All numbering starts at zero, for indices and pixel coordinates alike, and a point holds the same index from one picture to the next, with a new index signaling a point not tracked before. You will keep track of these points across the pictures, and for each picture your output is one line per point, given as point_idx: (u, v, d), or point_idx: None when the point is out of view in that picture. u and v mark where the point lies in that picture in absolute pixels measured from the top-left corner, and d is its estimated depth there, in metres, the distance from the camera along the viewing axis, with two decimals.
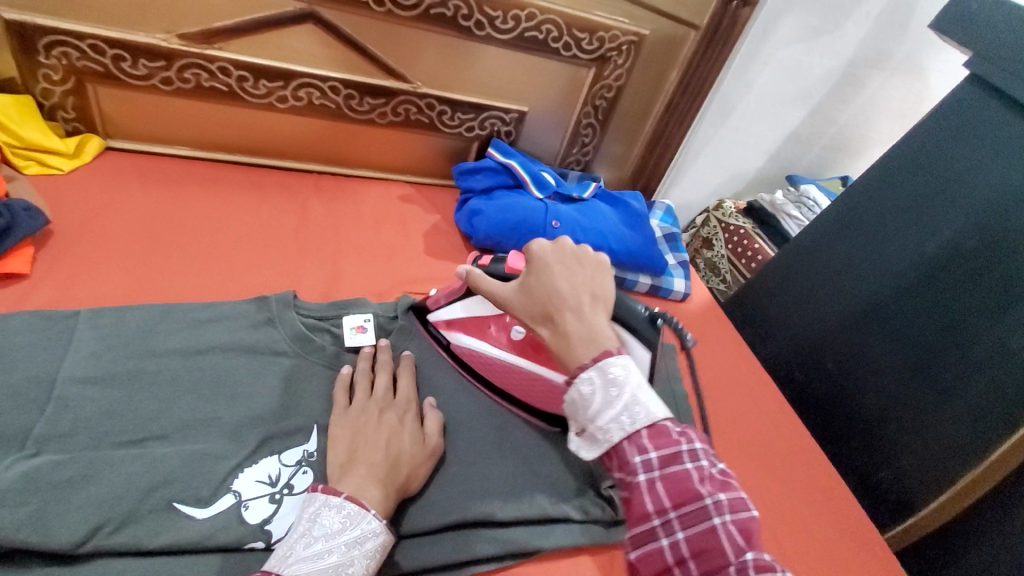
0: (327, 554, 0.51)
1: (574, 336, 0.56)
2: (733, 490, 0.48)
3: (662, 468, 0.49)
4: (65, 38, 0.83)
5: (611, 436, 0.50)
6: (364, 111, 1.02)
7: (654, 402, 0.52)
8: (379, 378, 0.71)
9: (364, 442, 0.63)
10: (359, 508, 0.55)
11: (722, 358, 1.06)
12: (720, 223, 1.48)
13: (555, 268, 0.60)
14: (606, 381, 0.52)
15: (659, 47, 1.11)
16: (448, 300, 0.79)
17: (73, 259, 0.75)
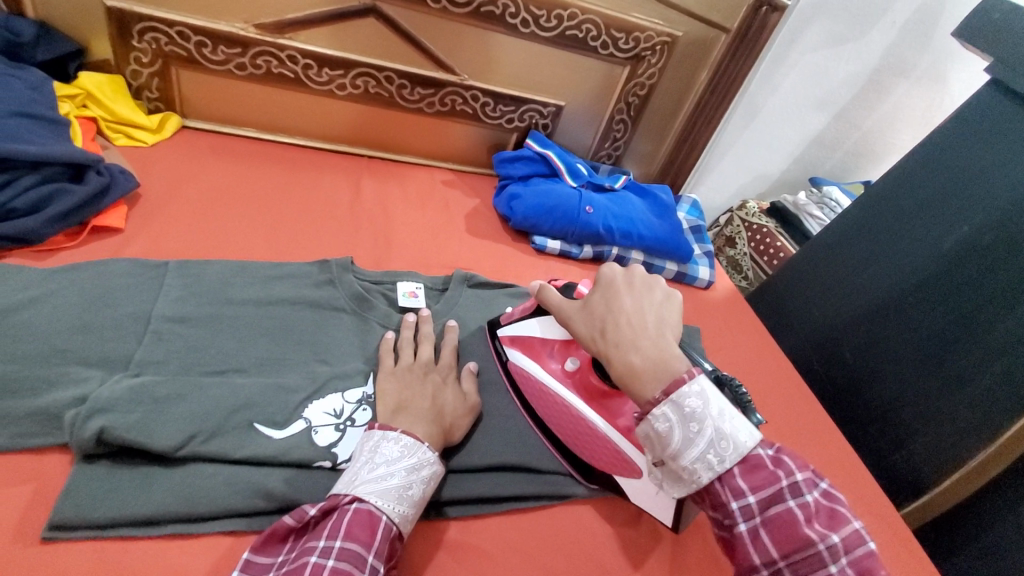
0: (390, 477, 0.57)
1: (639, 361, 0.56)
2: (842, 526, 0.49)
3: (762, 512, 0.50)
4: (156, 24, 0.92)
5: (700, 475, 0.51)
6: (414, 101, 1.10)
7: (737, 430, 0.52)
8: (423, 347, 0.76)
9: (412, 393, 0.68)
10: (415, 440, 0.60)
11: (744, 344, 1.11)
12: (743, 222, 1.52)
13: (622, 291, 0.61)
14: (683, 417, 0.52)
15: (691, 49, 1.18)
16: (518, 318, 0.78)
17: (159, 218, 0.84)
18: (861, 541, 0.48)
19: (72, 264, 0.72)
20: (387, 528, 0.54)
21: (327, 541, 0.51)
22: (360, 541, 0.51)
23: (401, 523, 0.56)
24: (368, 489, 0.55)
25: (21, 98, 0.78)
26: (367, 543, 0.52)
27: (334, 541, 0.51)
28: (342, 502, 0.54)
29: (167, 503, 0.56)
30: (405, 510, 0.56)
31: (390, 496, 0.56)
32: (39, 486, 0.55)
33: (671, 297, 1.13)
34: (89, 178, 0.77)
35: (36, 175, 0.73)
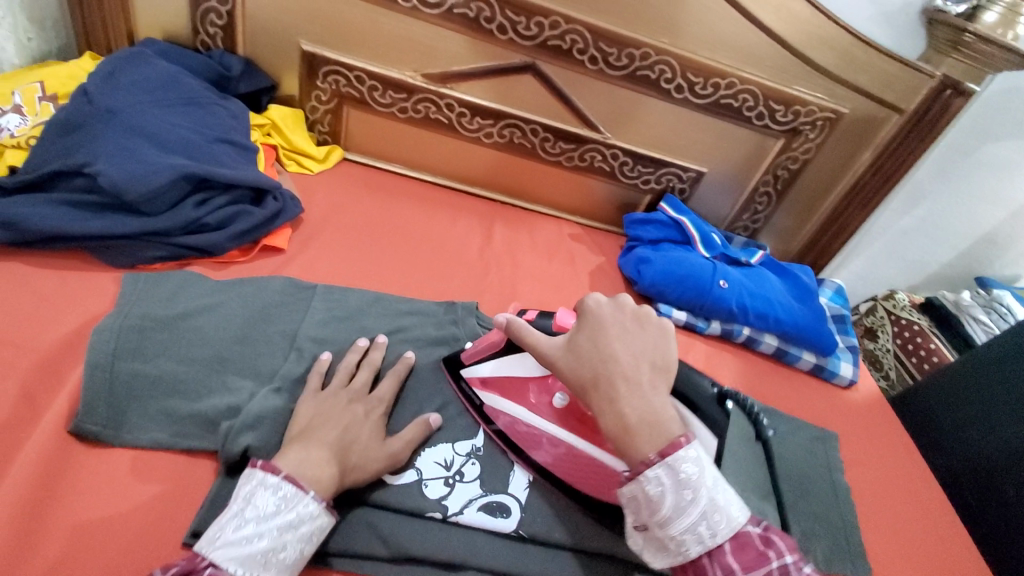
0: (257, 538, 0.50)
1: (632, 419, 0.52)
2: None
3: None
4: (339, 69, 1.02)
5: (690, 548, 0.49)
6: (555, 154, 1.12)
7: (729, 504, 0.50)
8: (360, 372, 0.70)
9: (324, 422, 0.62)
10: (297, 491, 0.53)
11: (889, 459, 0.97)
12: (889, 315, 1.37)
13: (610, 329, 0.58)
14: (677, 482, 0.49)
15: (855, 127, 1.09)
16: (483, 355, 0.72)
17: (315, 242, 0.91)
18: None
19: (240, 277, 0.79)
20: None
21: None
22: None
23: None
24: (226, 555, 0.48)
25: (225, 126, 0.88)
26: None
27: None
28: (199, 566, 0.47)
29: None
30: None
31: (254, 562, 0.49)
32: (186, 486, 0.59)
33: (803, 390, 1.02)
34: (266, 203, 0.84)
35: (227, 195, 0.81)
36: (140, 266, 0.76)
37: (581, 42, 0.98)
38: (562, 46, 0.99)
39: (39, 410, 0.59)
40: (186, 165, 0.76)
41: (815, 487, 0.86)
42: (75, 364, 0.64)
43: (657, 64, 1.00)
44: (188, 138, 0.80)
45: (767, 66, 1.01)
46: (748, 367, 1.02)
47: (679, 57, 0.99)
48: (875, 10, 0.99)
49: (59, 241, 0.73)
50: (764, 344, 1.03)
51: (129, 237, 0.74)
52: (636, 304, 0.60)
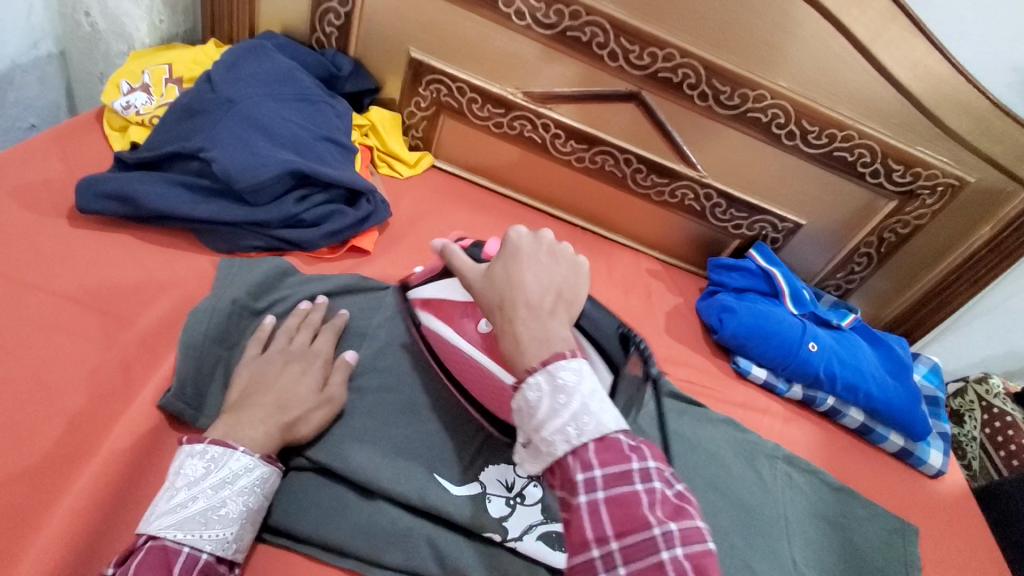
0: (190, 501, 0.52)
1: (524, 338, 0.50)
2: (685, 520, 0.44)
3: (607, 488, 0.44)
4: (442, 78, 1.03)
5: (555, 450, 0.46)
6: (646, 186, 1.09)
7: (603, 411, 0.47)
8: (300, 335, 0.69)
9: (257, 387, 0.62)
10: (222, 449, 0.55)
11: (977, 566, 0.88)
12: (980, 400, 1.25)
13: (527, 260, 0.54)
14: (553, 387, 0.47)
15: (979, 198, 1.00)
16: (431, 276, 0.71)
17: (399, 248, 0.91)
18: (702, 540, 0.43)
19: (326, 276, 0.80)
20: (191, 560, 0.51)
21: None
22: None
23: (217, 548, 0.52)
24: (161, 523, 0.51)
25: (330, 125, 0.89)
26: None
27: None
28: (138, 542, 0.50)
29: (353, 536, 0.61)
30: (218, 532, 0.53)
31: (192, 524, 0.52)
32: None
33: (885, 473, 0.94)
34: (360, 205, 0.84)
35: (326, 194, 0.82)
36: (237, 253, 0.78)
37: (693, 77, 0.95)
38: (672, 79, 0.96)
39: (135, 386, 0.61)
40: (293, 161, 0.77)
41: None
42: (170, 342, 0.66)
43: (770, 108, 0.95)
44: (297, 134, 0.82)
45: (890, 123, 0.94)
46: (825, 437, 0.95)
47: (797, 103, 0.94)
48: (1020, 78, 0.91)
49: (168, 220, 0.75)
50: (848, 418, 0.96)
51: (232, 224, 0.76)
52: (558, 240, 0.56)
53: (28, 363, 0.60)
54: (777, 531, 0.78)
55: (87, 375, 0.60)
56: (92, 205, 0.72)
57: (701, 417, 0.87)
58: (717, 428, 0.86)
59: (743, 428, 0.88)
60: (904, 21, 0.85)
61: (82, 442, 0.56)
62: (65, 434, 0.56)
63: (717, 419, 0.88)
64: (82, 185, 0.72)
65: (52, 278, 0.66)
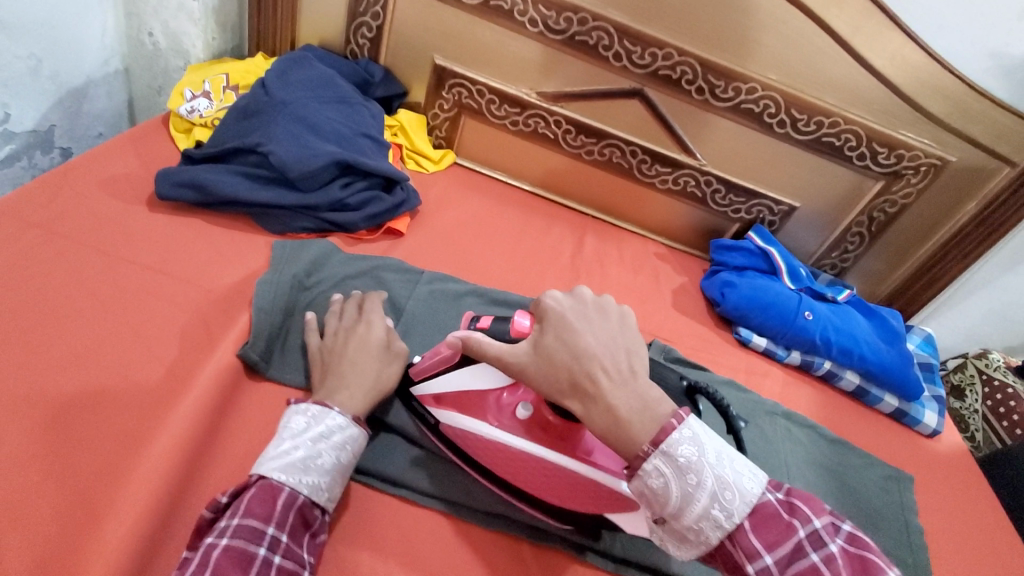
0: (295, 450, 0.59)
1: (621, 412, 0.49)
2: (869, 571, 0.45)
3: (785, 570, 0.46)
4: (463, 82, 1.14)
5: (709, 534, 0.48)
6: (650, 175, 1.19)
7: (736, 474, 0.49)
8: (348, 314, 0.76)
9: (333, 365, 0.69)
10: (322, 408, 0.63)
11: (972, 512, 0.94)
12: (980, 373, 1.31)
13: (579, 327, 0.53)
14: (679, 470, 0.48)
15: (961, 177, 1.08)
16: (433, 372, 0.70)
17: (429, 232, 1.02)
18: (884, 573, 0.44)
19: (367, 254, 0.91)
20: (292, 498, 0.57)
21: (226, 521, 0.54)
22: (258, 515, 0.54)
23: (313, 493, 0.58)
24: (271, 466, 0.58)
25: (366, 123, 1.00)
26: (265, 516, 0.55)
27: (233, 518, 0.54)
28: (250, 481, 0.58)
29: (402, 470, 0.70)
30: (315, 479, 0.59)
31: (294, 469, 0.58)
32: None
33: (883, 432, 1.01)
34: (394, 192, 0.95)
35: (365, 182, 0.92)
36: (290, 234, 0.89)
37: (690, 73, 1.05)
38: (672, 76, 1.06)
39: (216, 340, 0.72)
40: (338, 153, 0.88)
41: (890, 526, 0.86)
42: (240, 305, 0.76)
43: (762, 99, 1.05)
44: (340, 131, 0.94)
45: (873, 109, 1.03)
46: (825, 400, 1.03)
47: (786, 94, 1.04)
48: (994, 63, 1.00)
49: (231, 205, 0.87)
50: (844, 381, 1.04)
51: (286, 208, 0.87)
52: (597, 295, 0.55)
53: (128, 321, 0.70)
54: (778, 475, 0.86)
55: (177, 331, 0.71)
56: (170, 193, 0.84)
57: (704, 381, 0.95)
58: (720, 389, 0.94)
59: (744, 389, 0.96)
60: (879, 16, 0.95)
61: (176, 384, 0.67)
62: (164, 376, 0.67)
63: (720, 382, 0.96)
64: (162, 177, 0.85)
65: (142, 254, 0.78)
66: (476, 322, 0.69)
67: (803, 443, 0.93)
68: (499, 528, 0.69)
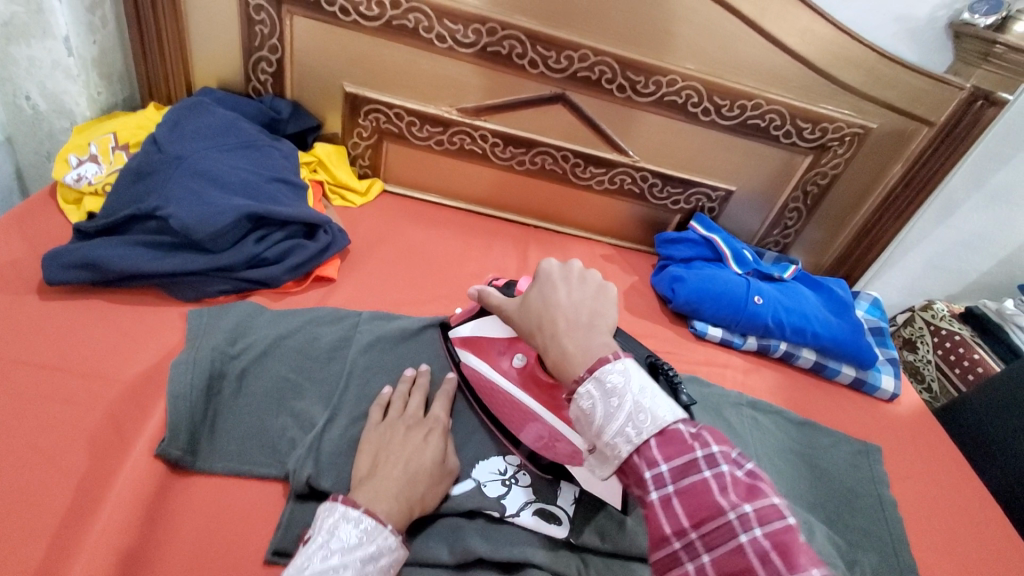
0: (343, 568, 0.51)
1: (571, 350, 0.50)
2: (761, 499, 0.41)
3: (677, 481, 0.42)
4: (380, 107, 1.09)
5: (620, 450, 0.44)
6: (586, 178, 1.16)
7: (656, 404, 0.45)
8: (413, 398, 0.72)
9: (387, 456, 0.63)
10: (377, 523, 0.55)
11: (943, 473, 0.95)
12: (928, 325, 1.34)
13: (558, 284, 0.54)
14: (604, 392, 0.46)
15: (884, 141, 1.10)
16: (465, 319, 0.77)
17: (362, 271, 0.96)
18: (783, 519, 0.40)
19: (295, 308, 0.84)
20: None
21: None
22: None
23: None
24: None
25: (278, 167, 0.95)
26: None
27: None
28: None
29: None
30: None
31: None
32: (257, 513, 0.63)
33: (845, 404, 1.02)
34: (318, 236, 0.89)
35: (283, 231, 0.87)
36: (207, 299, 0.82)
37: (609, 72, 1.02)
38: (591, 77, 1.03)
39: (132, 437, 0.65)
40: (248, 205, 0.82)
41: (864, 502, 0.86)
42: (156, 392, 0.69)
43: (683, 90, 1.04)
44: (247, 179, 0.87)
45: (792, 87, 1.03)
46: (786, 382, 1.03)
47: (706, 82, 1.03)
48: (901, 27, 1.01)
49: (136, 279, 0.79)
50: (802, 358, 1.04)
51: (198, 273, 0.81)
52: (588, 267, 0.56)
53: (26, 433, 0.63)
54: None
55: (84, 433, 0.64)
56: (62, 276, 0.76)
57: None
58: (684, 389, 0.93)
59: (707, 384, 0.95)
60: None
61: (89, 498, 0.59)
62: (74, 492, 0.60)
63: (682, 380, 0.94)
64: (49, 259, 0.76)
65: (39, 353, 0.70)
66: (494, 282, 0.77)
67: (770, 430, 0.92)
68: None
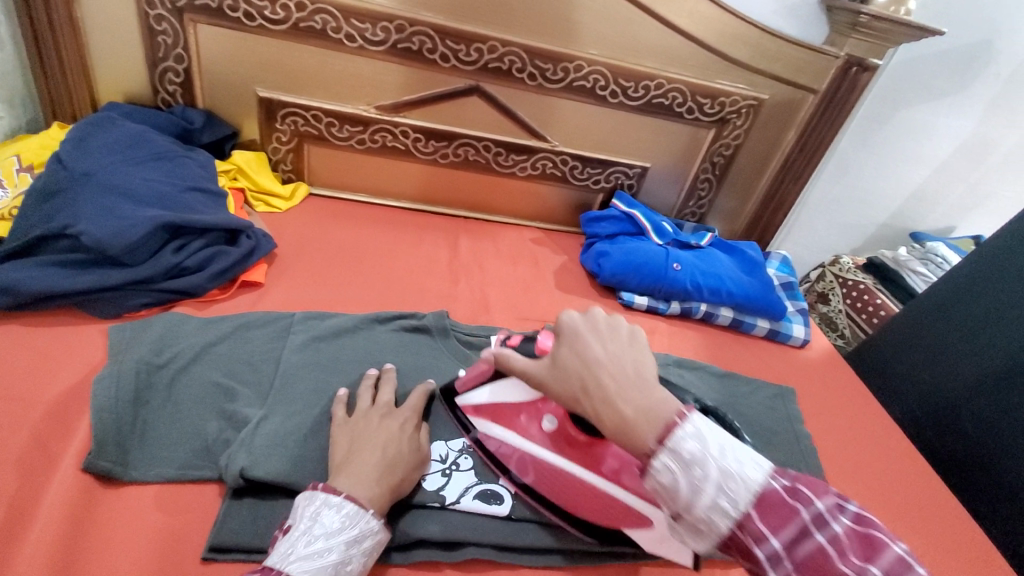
0: (328, 552, 0.53)
1: (629, 413, 0.48)
2: (881, 555, 0.40)
3: (792, 555, 0.41)
4: (296, 110, 1.09)
5: (718, 526, 0.43)
6: (508, 166, 1.20)
7: (741, 465, 0.44)
8: (380, 393, 0.74)
9: (362, 445, 0.65)
10: (358, 507, 0.57)
11: (851, 407, 1.05)
12: (837, 278, 1.46)
13: (590, 338, 0.53)
14: (682, 463, 0.44)
15: (777, 111, 1.19)
16: (474, 384, 0.72)
17: (291, 274, 0.96)
18: (908, 568, 0.40)
19: (222, 315, 0.84)
20: None
21: None
22: None
23: None
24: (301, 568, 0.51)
25: (194, 176, 0.94)
26: None
27: None
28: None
29: None
30: None
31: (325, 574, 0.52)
32: (196, 517, 0.63)
33: (763, 355, 1.11)
34: (240, 242, 0.90)
35: (203, 239, 0.87)
36: (128, 314, 0.81)
37: (518, 62, 1.07)
38: (502, 67, 1.07)
39: (54, 457, 0.64)
40: (162, 216, 0.82)
41: (782, 440, 0.94)
42: (79, 410, 0.68)
43: (590, 74, 1.10)
44: (161, 190, 0.87)
45: (689, 66, 1.11)
46: (709, 340, 1.10)
47: (610, 66, 1.09)
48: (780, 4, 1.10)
49: (50, 300, 0.77)
50: (721, 317, 1.12)
51: (116, 287, 0.80)
52: (613, 316, 0.55)
53: None
54: None
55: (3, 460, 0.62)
56: None
57: None
58: None
59: None
60: None
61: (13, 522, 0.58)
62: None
63: None
64: None
65: None
66: (506, 339, 0.72)
67: (695, 385, 0.98)
68: (416, 556, 0.65)
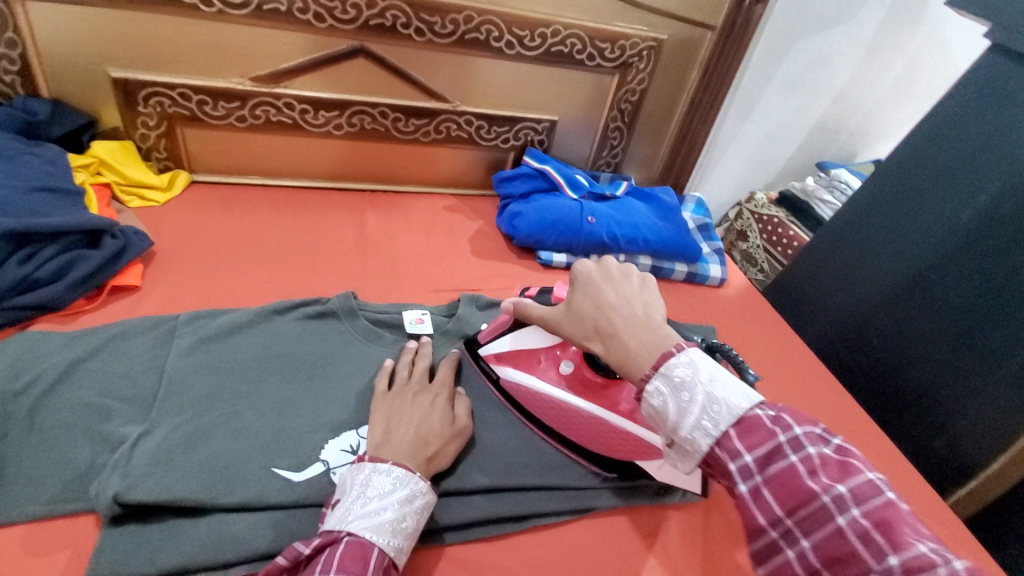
0: (384, 510, 0.55)
1: (632, 346, 0.52)
2: (855, 476, 0.42)
3: (763, 470, 0.44)
4: (159, 89, 0.97)
5: (700, 445, 0.46)
6: (410, 131, 1.13)
7: (729, 393, 0.47)
8: (419, 364, 0.75)
9: (396, 418, 0.65)
10: (407, 471, 0.58)
11: (769, 338, 1.09)
12: (753, 215, 1.50)
13: (602, 283, 0.58)
14: (673, 386, 0.48)
15: (677, 51, 1.18)
16: (496, 334, 0.79)
17: (175, 272, 0.88)
18: (878, 490, 0.41)
19: (92, 326, 0.76)
20: (380, 558, 0.52)
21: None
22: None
23: (396, 557, 0.54)
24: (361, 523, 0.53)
25: (42, 175, 0.83)
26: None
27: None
28: (334, 536, 0.52)
29: (193, 552, 0.57)
30: (400, 543, 0.54)
31: (384, 530, 0.54)
32: (76, 552, 0.57)
33: (684, 298, 1.12)
34: (106, 243, 0.81)
35: (57, 245, 0.77)
36: None
37: (402, 16, 0.99)
38: (384, 24, 0.99)
39: None
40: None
41: None
42: None
43: (482, 25, 1.03)
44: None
45: (584, 9, 1.06)
46: None
47: (501, 15, 1.03)
48: None
49: None
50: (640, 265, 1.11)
51: None
52: (624, 262, 0.60)
53: None
54: None
55: None
56: None
57: None
58: None
59: None
60: None
61: None
62: None
63: None
64: None
65: None
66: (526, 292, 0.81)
67: None
68: None
